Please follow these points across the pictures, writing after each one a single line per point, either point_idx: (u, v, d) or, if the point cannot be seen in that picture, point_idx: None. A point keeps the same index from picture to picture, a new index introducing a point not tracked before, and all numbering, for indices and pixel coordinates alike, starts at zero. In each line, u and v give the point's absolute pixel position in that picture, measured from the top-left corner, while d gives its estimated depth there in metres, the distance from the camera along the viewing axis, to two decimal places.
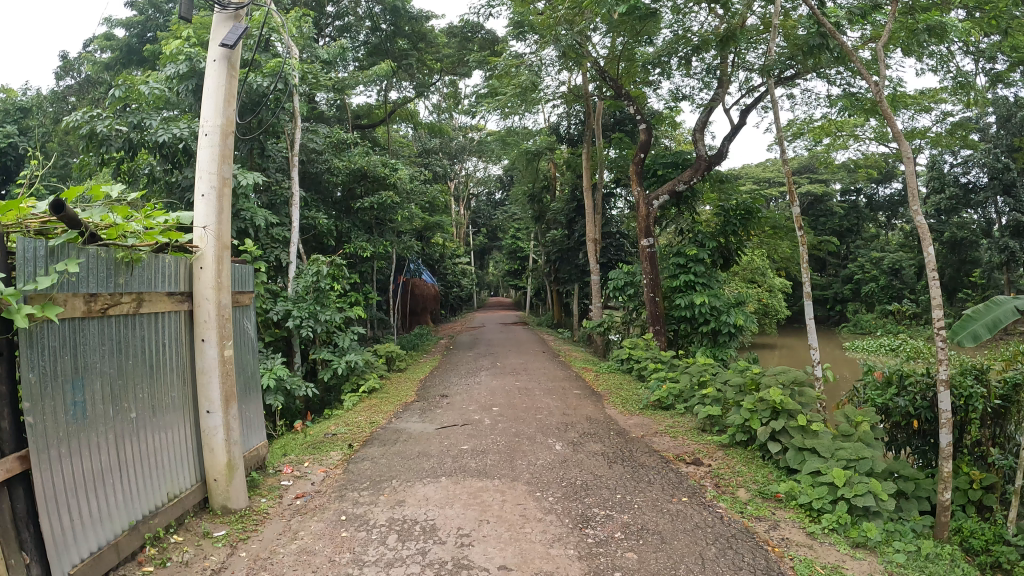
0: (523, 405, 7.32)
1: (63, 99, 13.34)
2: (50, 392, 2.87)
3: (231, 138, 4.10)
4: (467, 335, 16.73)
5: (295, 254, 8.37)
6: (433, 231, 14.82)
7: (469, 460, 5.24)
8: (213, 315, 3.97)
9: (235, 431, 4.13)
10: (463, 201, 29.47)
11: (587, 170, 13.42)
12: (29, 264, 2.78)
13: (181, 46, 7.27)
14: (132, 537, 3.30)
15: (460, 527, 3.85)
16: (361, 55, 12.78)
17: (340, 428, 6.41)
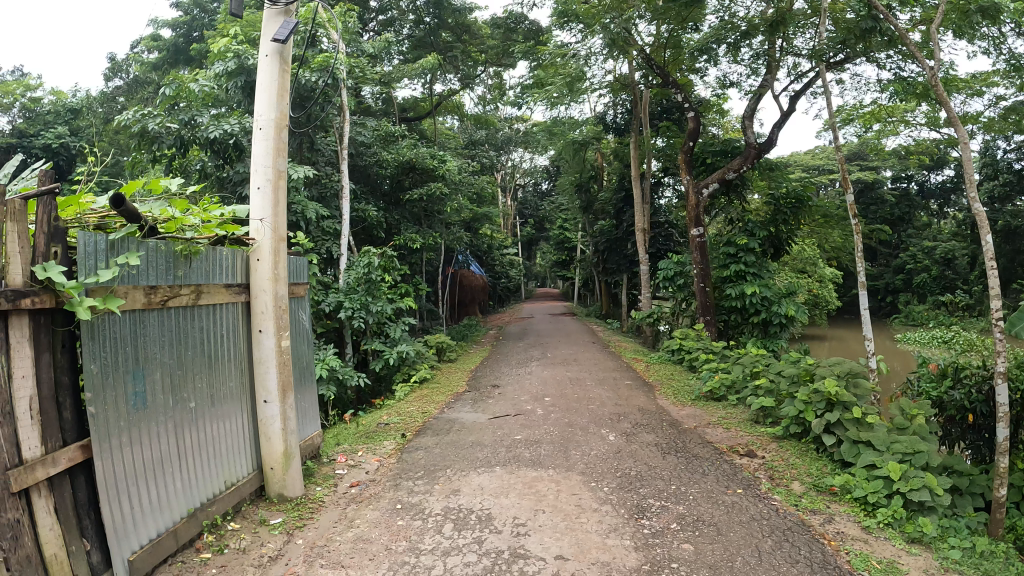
0: (575, 395, 7.31)
1: (113, 100, 13.84)
2: (113, 382, 2.95)
3: (286, 132, 4.14)
4: (516, 325, 16.83)
5: (345, 246, 8.46)
6: (481, 223, 14.91)
7: (523, 450, 5.25)
8: (270, 306, 4.04)
9: (292, 421, 4.19)
10: (509, 193, 29.53)
11: (635, 159, 13.29)
12: (90, 258, 2.86)
13: (228, 43, 7.40)
14: (191, 524, 3.38)
15: (515, 517, 3.86)
16: (406, 49, 12.70)
17: (392, 418, 6.48)
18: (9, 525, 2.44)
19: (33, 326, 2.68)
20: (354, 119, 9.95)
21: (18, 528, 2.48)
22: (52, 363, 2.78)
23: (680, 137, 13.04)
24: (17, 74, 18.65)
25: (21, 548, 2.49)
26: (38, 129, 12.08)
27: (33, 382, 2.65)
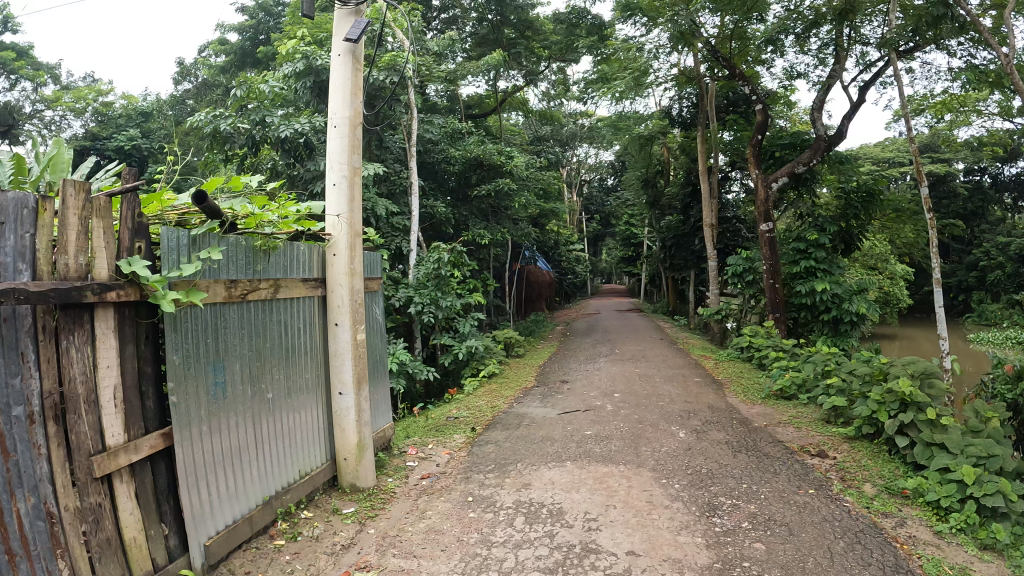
0: (644, 391, 7.31)
1: (183, 102, 14.32)
2: (194, 373, 3.22)
3: (360, 129, 4.44)
4: (582, 320, 16.79)
5: (414, 242, 8.82)
6: (548, 218, 14.90)
7: (594, 445, 5.34)
8: (346, 300, 4.36)
9: (366, 413, 4.52)
10: (575, 188, 29.48)
11: (702, 154, 13.14)
12: (173, 253, 3.07)
13: (297, 45, 7.59)
14: (265, 512, 3.71)
15: (586, 512, 3.99)
16: (469, 46, 12.92)
17: (462, 412, 6.83)
18: (91, 509, 2.67)
19: (119, 319, 2.91)
20: (422, 116, 10.08)
21: (100, 512, 2.71)
22: (136, 354, 3.02)
23: (748, 131, 12.77)
24: (88, 80, 19.52)
25: (102, 531, 2.71)
26: (111, 132, 12.59)
27: (118, 371, 2.88)
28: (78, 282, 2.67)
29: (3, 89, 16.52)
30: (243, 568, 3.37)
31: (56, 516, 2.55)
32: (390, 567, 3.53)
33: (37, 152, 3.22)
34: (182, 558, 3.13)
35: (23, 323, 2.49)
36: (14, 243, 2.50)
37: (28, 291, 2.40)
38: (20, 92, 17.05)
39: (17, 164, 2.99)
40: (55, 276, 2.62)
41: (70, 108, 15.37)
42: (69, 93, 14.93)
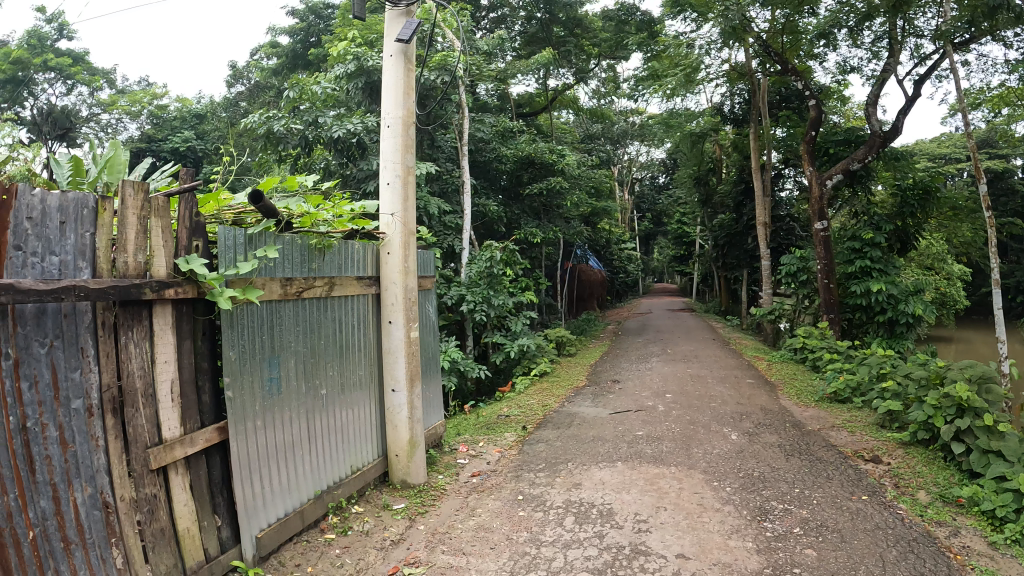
0: (696, 392, 7.24)
1: (237, 105, 14.67)
2: (249, 368, 3.34)
3: (412, 128, 4.57)
4: (633, 320, 16.62)
5: (467, 241, 9.11)
6: (600, 216, 14.67)
7: (645, 446, 5.31)
8: (399, 299, 4.54)
9: (418, 411, 4.68)
10: (626, 186, 29.25)
11: (755, 151, 12.95)
12: (229, 251, 3.21)
13: (347, 46, 7.68)
14: (317, 506, 3.82)
15: (637, 513, 3.99)
16: (518, 45, 12.93)
17: (513, 411, 6.96)
18: (146, 500, 2.76)
19: (176, 315, 3.01)
20: (473, 116, 10.13)
21: (154, 502, 2.80)
22: (193, 350, 3.13)
23: (800, 127, 12.51)
24: (143, 83, 20.09)
25: (156, 521, 2.80)
26: (166, 134, 13.00)
27: (175, 366, 2.98)
28: (138, 280, 2.77)
29: (61, 93, 17.09)
30: (293, 560, 3.47)
31: (112, 506, 2.65)
32: (439, 563, 3.59)
33: (93, 154, 3.37)
34: (233, 549, 3.22)
35: (84, 319, 2.58)
36: (75, 241, 2.59)
37: (89, 288, 2.48)
38: (77, 96, 17.62)
39: (76, 166, 3.11)
40: (114, 274, 2.71)
41: (125, 111, 15.98)
42: (124, 97, 15.42)
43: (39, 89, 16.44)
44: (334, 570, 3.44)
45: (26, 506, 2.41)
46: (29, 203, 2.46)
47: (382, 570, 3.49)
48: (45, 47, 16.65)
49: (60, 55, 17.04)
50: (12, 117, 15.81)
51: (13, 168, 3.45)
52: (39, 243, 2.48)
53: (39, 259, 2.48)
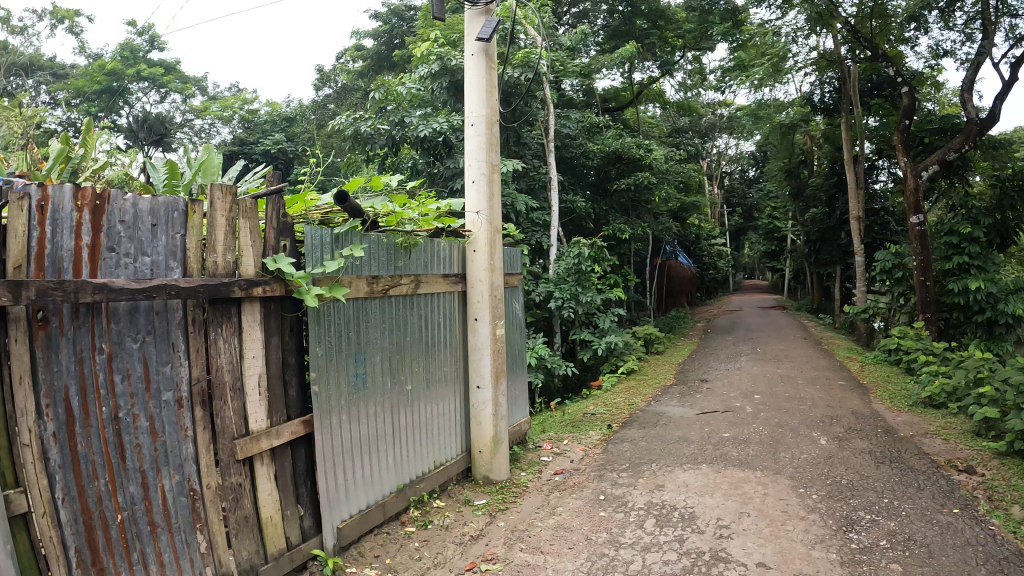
0: (786, 393, 6.96)
1: (326, 107, 15.36)
2: (335, 364, 3.44)
3: (496, 126, 4.59)
4: (723, 317, 16.12)
5: (555, 238, 9.12)
6: (689, 212, 14.31)
7: (731, 448, 5.14)
8: (485, 296, 4.58)
9: (502, 408, 4.71)
10: (715, 180, 28.49)
11: (847, 142, 12.46)
12: (316, 249, 3.30)
13: (431, 47, 7.81)
14: (398, 499, 3.91)
15: (719, 518, 3.86)
16: (601, 39, 12.60)
17: (599, 408, 6.90)
18: (231, 488, 2.88)
19: (265, 312, 3.12)
20: (559, 112, 10.13)
21: (239, 491, 2.91)
22: (281, 346, 3.24)
23: (893, 116, 12.15)
24: (234, 89, 21.12)
25: (240, 509, 2.91)
26: (256, 137, 13.95)
27: (262, 361, 3.09)
28: (227, 279, 2.89)
29: (157, 101, 18.17)
30: (372, 551, 3.55)
31: (198, 493, 2.77)
32: (516, 561, 3.59)
33: (189, 158, 3.52)
34: (315, 538, 3.31)
35: (175, 316, 2.71)
36: (166, 243, 2.71)
37: (178, 287, 2.61)
38: (171, 103, 18.69)
39: (171, 170, 3.26)
40: (205, 272, 2.84)
41: (218, 115, 17.66)
42: (218, 103, 17.35)
43: (135, 98, 17.48)
44: (412, 563, 3.50)
45: (116, 490, 2.51)
46: (122, 207, 2.57)
47: (459, 565, 3.51)
48: (138, 58, 17.71)
49: (152, 65, 18.11)
50: (111, 124, 16.90)
51: (113, 172, 3.64)
52: (132, 244, 2.60)
53: (132, 260, 2.60)
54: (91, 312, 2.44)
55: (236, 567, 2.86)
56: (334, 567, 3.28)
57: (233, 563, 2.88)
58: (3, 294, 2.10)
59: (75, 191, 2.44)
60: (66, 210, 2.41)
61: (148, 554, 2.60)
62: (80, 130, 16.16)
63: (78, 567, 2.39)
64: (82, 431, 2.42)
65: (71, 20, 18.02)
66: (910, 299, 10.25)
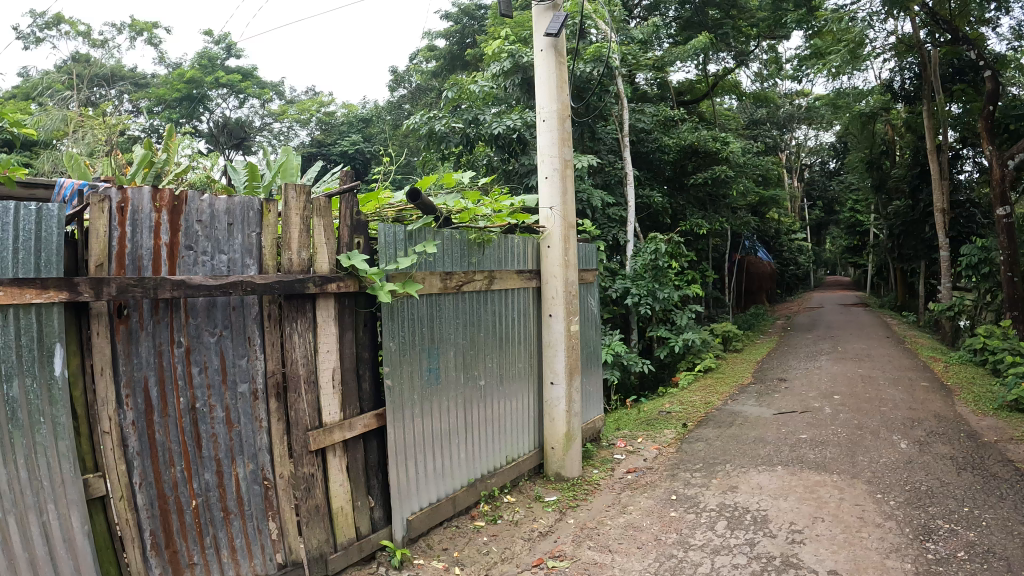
0: (867, 394, 6.67)
1: (402, 107, 15.77)
2: (409, 359, 3.51)
3: (568, 121, 4.56)
4: (803, 314, 15.58)
5: (632, 233, 9.01)
6: (769, 206, 13.91)
7: (807, 450, 4.97)
8: (560, 292, 4.58)
9: (577, 405, 4.68)
10: (795, 173, 27.52)
11: (929, 129, 11.86)
12: (389, 247, 3.38)
13: (503, 44, 7.88)
14: (468, 493, 3.96)
15: (792, 522, 3.74)
16: (674, 31, 12.21)
17: (674, 406, 6.79)
18: (304, 478, 2.96)
19: (339, 308, 3.21)
20: (633, 106, 10.01)
21: (312, 482, 2.99)
22: (355, 340, 3.32)
23: (976, 101, 11.46)
24: (310, 93, 21.85)
25: (312, 498, 2.99)
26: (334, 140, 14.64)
27: (337, 356, 3.17)
28: (301, 275, 2.98)
29: (237, 107, 19.02)
30: (440, 544, 3.60)
31: (270, 482, 2.88)
32: (584, 559, 3.57)
33: (268, 160, 3.65)
34: (384, 529, 3.38)
35: (251, 311, 2.83)
36: (242, 241, 2.82)
37: (254, 284, 2.71)
38: (250, 108, 19.52)
39: (250, 172, 3.40)
40: (281, 270, 2.94)
41: (296, 119, 18.43)
42: (296, 107, 18.16)
43: (214, 105, 18.31)
44: (480, 557, 3.53)
45: (191, 477, 2.63)
46: (199, 207, 2.69)
47: (526, 561, 3.52)
48: (217, 66, 18.53)
49: (231, 72, 18.96)
50: (191, 130, 17.77)
51: (196, 175, 3.82)
52: (209, 243, 2.72)
53: (209, 257, 2.73)
54: (170, 308, 2.57)
55: (305, 554, 2.96)
56: (401, 558, 3.33)
57: (302, 551, 2.97)
58: (87, 289, 2.22)
59: (154, 192, 2.56)
60: (145, 210, 2.54)
61: (220, 539, 2.72)
62: (163, 136, 17.03)
63: (152, 549, 2.51)
64: (160, 420, 2.54)
65: (150, 32, 19.08)
66: (996, 296, 9.61)
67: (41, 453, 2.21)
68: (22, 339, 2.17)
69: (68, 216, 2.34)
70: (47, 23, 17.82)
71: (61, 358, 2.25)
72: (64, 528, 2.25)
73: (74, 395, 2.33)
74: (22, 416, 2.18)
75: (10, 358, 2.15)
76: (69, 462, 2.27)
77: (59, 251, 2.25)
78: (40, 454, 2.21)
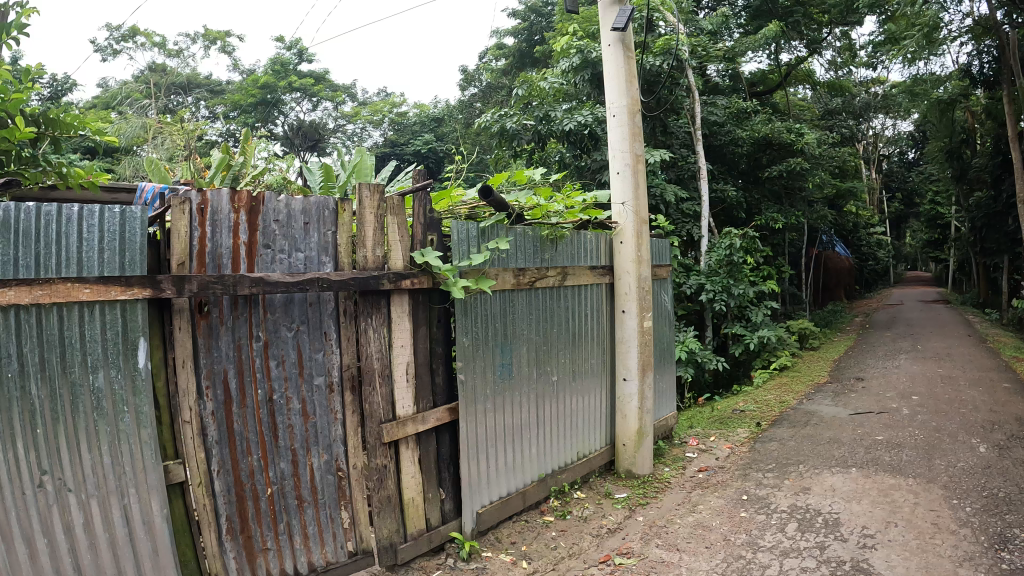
0: (947, 395, 6.38)
1: (473, 106, 15.88)
2: (482, 354, 3.56)
3: (638, 115, 4.52)
4: (883, 312, 14.98)
5: (706, 228, 8.85)
6: (846, 200, 13.41)
7: (883, 452, 4.80)
8: (633, 287, 4.55)
9: (649, 401, 4.64)
10: (874, 164, 26.45)
11: (1010, 115, 11.22)
12: (463, 244, 3.43)
13: (571, 40, 7.87)
14: (539, 488, 3.99)
15: (864, 526, 3.62)
16: (744, 20, 11.95)
17: (748, 405, 6.65)
18: (376, 469, 3.05)
19: (413, 304, 3.28)
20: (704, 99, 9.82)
21: (384, 473, 3.08)
22: (429, 336, 3.39)
23: None
24: (382, 94, 22.30)
25: (384, 489, 3.08)
26: None
27: (411, 351, 3.24)
28: (376, 272, 3.05)
29: (310, 110, 19.59)
30: (509, 538, 3.63)
31: (344, 473, 2.98)
32: (652, 557, 3.55)
33: (343, 161, 3.75)
34: (454, 521, 3.45)
35: (327, 307, 2.93)
36: (318, 239, 2.92)
37: (330, 280, 2.80)
38: (324, 111, 20.07)
39: (325, 172, 3.51)
40: (357, 267, 3.03)
41: (369, 120, 18.86)
42: (369, 108, 18.61)
43: (288, 108, 18.95)
44: (548, 551, 3.55)
45: (267, 466, 2.75)
46: (276, 208, 2.80)
47: (594, 557, 3.52)
48: (289, 71, 19.12)
49: (304, 76, 19.55)
50: (266, 133, 18.40)
51: (273, 177, 3.97)
52: (286, 241, 2.82)
53: (286, 256, 2.83)
54: (249, 304, 2.69)
55: (376, 543, 3.05)
56: (469, 550, 3.39)
57: (373, 539, 3.07)
58: (168, 286, 2.35)
59: (232, 194, 2.68)
60: (224, 212, 2.65)
61: (294, 525, 2.82)
62: (240, 139, 17.71)
63: (228, 533, 2.62)
64: (239, 410, 2.66)
65: (223, 41, 19.88)
66: None
67: (125, 440, 2.35)
68: (108, 332, 2.31)
69: (152, 218, 2.47)
70: (123, 35, 18.82)
71: (144, 352, 2.38)
72: (144, 512, 2.39)
73: (156, 386, 2.46)
74: (106, 405, 2.32)
75: (97, 351, 2.29)
76: (151, 449, 2.40)
77: (143, 251, 2.37)
78: (123, 441, 2.35)
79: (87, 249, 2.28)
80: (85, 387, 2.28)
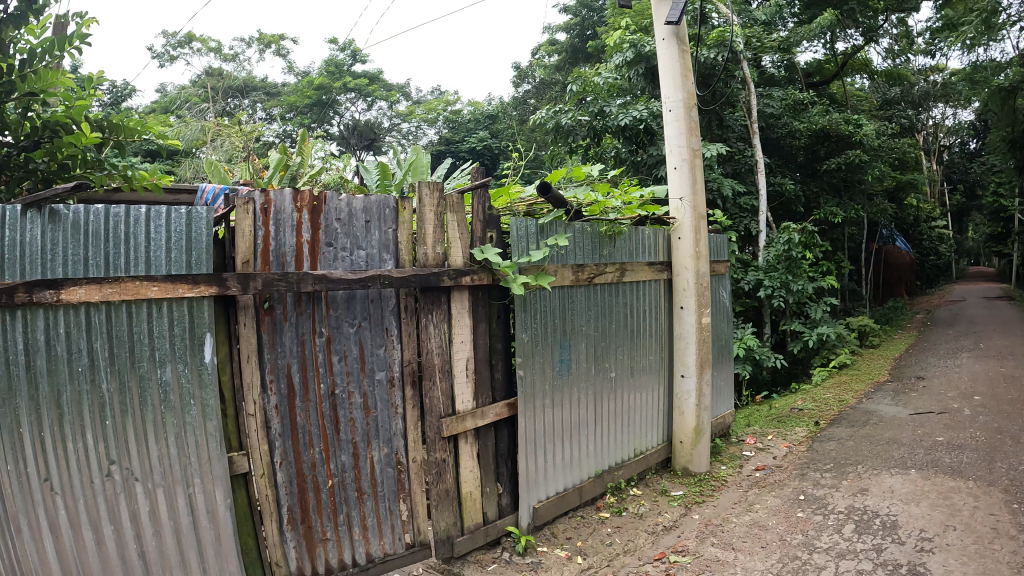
0: (1013, 395, 6.15)
1: (526, 103, 15.88)
2: (541, 350, 3.58)
3: (694, 109, 4.46)
4: (946, 308, 14.52)
5: (764, 222, 8.71)
6: (906, 193, 13.05)
7: (944, 454, 4.66)
8: (692, 283, 4.51)
9: (707, 399, 4.59)
10: (935, 156, 25.61)
11: None
12: (522, 240, 3.45)
13: (624, 34, 7.82)
14: (595, 484, 3.99)
15: (923, 529, 3.53)
16: (798, 9, 11.73)
17: (806, 403, 6.54)
18: (435, 463, 3.10)
19: (473, 300, 3.31)
20: (760, 91, 9.67)
21: (443, 467, 3.12)
22: (489, 332, 3.42)
23: None
24: (435, 92, 22.44)
25: (443, 482, 3.12)
26: None
27: (470, 347, 3.27)
28: (436, 269, 3.10)
29: (364, 110, 19.85)
30: (565, 533, 3.65)
31: (403, 466, 3.03)
32: (706, 555, 3.52)
33: (399, 159, 3.80)
34: (511, 515, 3.48)
35: (388, 303, 2.99)
36: (379, 237, 2.96)
37: (391, 277, 2.85)
38: (378, 110, 20.32)
39: (382, 170, 3.55)
40: (417, 264, 3.07)
41: (423, 119, 19.02)
42: (423, 107, 18.77)
43: (343, 108, 19.26)
44: (603, 547, 3.55)
45: (329, 458, 2.81)
46: (338, 207, 2.84)
47: (649, 554, 3.51)
48: (343, 72, 19.41)
49: (357, 76, 19.82)
50: (321, 132, 18.73)
51: (331, 177, 4.04)
52: (348, 239, 2.87)
53: (348, 253, 2.88)
54: (312, 300, 2.75)
55: (433, 536, 3.10)
56: (525, 545, 3.41)
57: (431, 532, 3.11)
58: (234, 284, 2.42)
59: (295, 194, 2.73)
60: (287, 211, 2.71)
61: (354, 517, 2.88)
62: (296, 139, 18.07)
63: (289, 523, 2.69)
64: (301, 404, 2.73)
65: (277, 44, 20.28)
66: None
67: (191, 432, 2.43)
68: (175, 329, 2.39)
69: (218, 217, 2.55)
70: (179, 41, 19.32)
71: (210, 347, 2.46)
72: (208, 501, 2.47)
73: (222, 380, 2.55)
74: (173, 398, 2.40)
75: (164, 346, 2.37)
76: (216, 440, 2.48)
77: (208, 250, 2.45)
78: (190, 433, 2.43)
79: (155, 248, 2.36)
80: (153, 381, 2.36)
